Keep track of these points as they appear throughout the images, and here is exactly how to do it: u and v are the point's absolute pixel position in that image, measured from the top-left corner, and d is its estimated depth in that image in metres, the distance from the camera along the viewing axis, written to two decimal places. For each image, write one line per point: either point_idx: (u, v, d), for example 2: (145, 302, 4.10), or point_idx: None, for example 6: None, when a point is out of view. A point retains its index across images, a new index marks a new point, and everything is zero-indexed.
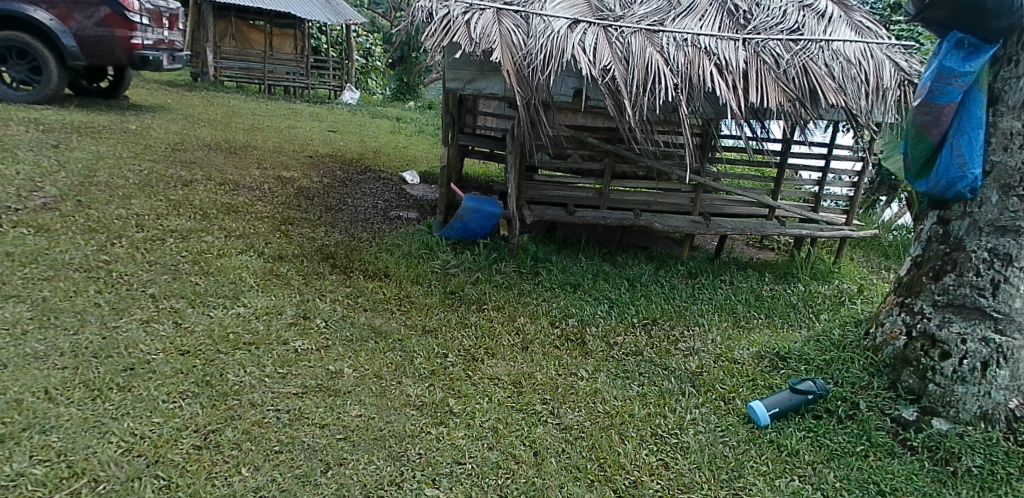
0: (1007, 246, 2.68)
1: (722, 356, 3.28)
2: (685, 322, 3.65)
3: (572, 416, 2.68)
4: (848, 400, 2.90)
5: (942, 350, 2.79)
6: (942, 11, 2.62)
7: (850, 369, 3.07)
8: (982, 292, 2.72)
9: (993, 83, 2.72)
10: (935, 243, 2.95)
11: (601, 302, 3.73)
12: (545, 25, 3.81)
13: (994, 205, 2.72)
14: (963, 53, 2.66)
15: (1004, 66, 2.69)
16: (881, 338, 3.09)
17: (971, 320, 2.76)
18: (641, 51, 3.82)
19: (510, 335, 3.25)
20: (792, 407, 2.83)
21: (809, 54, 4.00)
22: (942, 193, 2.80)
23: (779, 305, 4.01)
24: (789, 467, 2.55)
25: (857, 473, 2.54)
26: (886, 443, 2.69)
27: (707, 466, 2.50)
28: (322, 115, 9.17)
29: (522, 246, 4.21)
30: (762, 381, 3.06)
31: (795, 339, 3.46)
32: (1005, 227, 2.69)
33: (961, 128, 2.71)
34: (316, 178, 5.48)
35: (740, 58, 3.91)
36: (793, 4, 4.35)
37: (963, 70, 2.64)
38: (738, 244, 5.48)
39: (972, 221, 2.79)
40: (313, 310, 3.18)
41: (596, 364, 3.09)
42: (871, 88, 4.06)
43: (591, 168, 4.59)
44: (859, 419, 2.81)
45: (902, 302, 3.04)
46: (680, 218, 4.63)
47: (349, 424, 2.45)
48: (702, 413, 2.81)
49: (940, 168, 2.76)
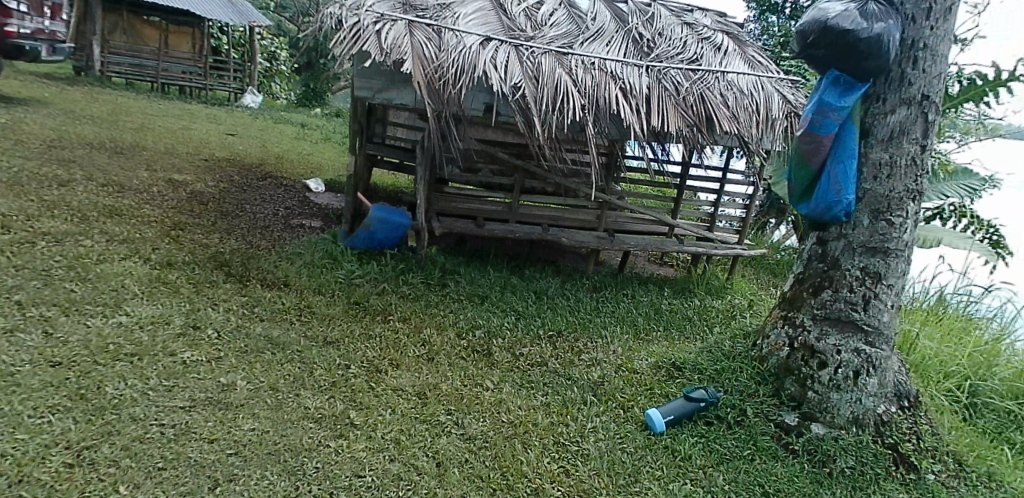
0: (876, 265, 3.00)
1: (623, 366, 3.39)
2: (589, 334, 3.74)
3: (476, 426, 2.67)
4: (736, 407, 3.10)
5: (819, 360, 3.07)
6: (823, 49, 2.86)
7: (739, 378, 3.27)
8: (855, 307, 3.02)
9: (865, 117, 2.99)
10: (814, 262, 3.20)
11: (508, 313, 3.77)
12: (457, 40, 3.84)
13: (865, 228, 3.01)
14: (840, 89, 2.93)
15: (874, 103, 2.97)
16: (766, 349, 3.34)
17: (845, 333, 3.04)
18: (551, 71, 3.93)
19: (416, 346, 3.21)
20: (686, 414, 2.99)
21: (707, 84, 4.27)
22: (821, 216, 3.05)
23: (676, 318, 4.22)
24: (682, 472, 2.71)
25: (744, 476, 2.74)
26: (770, 447, 2.92)
27: (607, 472, 2.59)
28: (221, 118, 8.73)
29: (431, 257, 4.18)
30: (659, 390, 3.19)
31: (690, 350, 3.63)
32: (874, 247, 2.99)
33: (838, 157, 2.97)
34: (212, 183, 5.20)
35: (643, 84, 4.11)
36: (693, 36, 4.64)
37: (839, 104, 2.90)
38: (640, 260, 5.71)
39: (847, 242, 3.05)
40: (204, 319, 3.01)
41: (501, 375, 3.10)
42: (761, 118, 4.38)
43: (500, 182, 4.64)
44: (746, 425, 3.02)
45: (785, 315, 3.29)
46: (585, 234, 4.76)
47: (241, 438, 2.33)
48: (603, 421, 2.90)
49: (819, 193, 3.01)
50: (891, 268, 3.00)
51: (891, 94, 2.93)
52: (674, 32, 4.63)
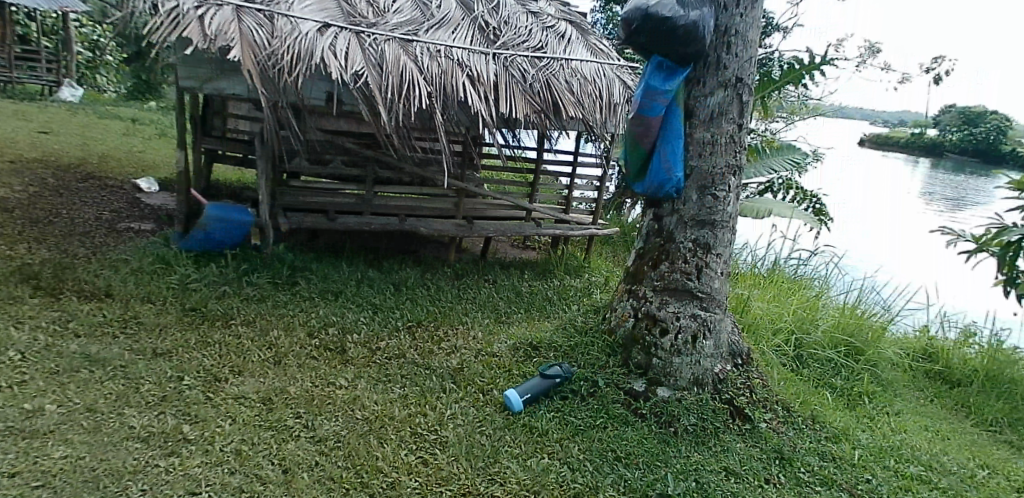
0: (706, 236, 3.24)
1: (482, 351, 3.43)
2: (449, 322, 3.74)
3: (328, 427, 2.58)
4: (588, 379, 3.25)
5: (661, 327, 3.28)
6: (646, 36, 3.02)
7: (591, 352, 3.43)
8: (689, 276, 3.25)
9: (687, 100, 3.21)
10: (652, 237, 3.40)
11: (364, 307, 3.67)
12: (292, 26, 3.65)
13: (694, 203, 3.23)
14: (664, 74, 3.11)
15: (696, 86, 3.19)
16: (614, 321, 3.51)
17: (683, 301, 3.27)
18: (395, 59, 3.85)
19: (261, 350, 3.05)
20: (543, 391, 3.10)
21: (552, 71, 4.39)
22: (655, 193, 3.27)
23: (537, 299, 4.32)
24: (540, 446, 2.80)
25: (597, 444, 2.88)
26: (621, 413, 3.10)
27: (465, 456, 2.60)
28: (33, 114, 7.79)
29: (278, 255, 4.00)
30: (517, 371, 3.26)
31: (546, 329, 3.74)
32: (703, 220, 3.23)
33: (666, 138, 3.17)
34: (18, 187, 4.62)
35: (490, 71, 4.14)
36: (537, 25, 4.74)
37: (664, 88, 3.08)
38: (502, 245, 5.79)
39: (679, 217, 3.27)
40: (4, 341, 2.68)
41: (356, 371, 3.02)
42: (604, 103, 4.59)
43: (352, 173, 4.51)
44: (598, 395, 3.18)
45: (630, 289, 3.49)
46: (444, 222, 4.75)
47: (50, 468, 2.09)
48: (462, 407, 2.91)
49: (652, 172, 3.21)
50: (719, 239, 3.25)
51: (709, 78, 3.17)
52: (519, 20, 4.71)
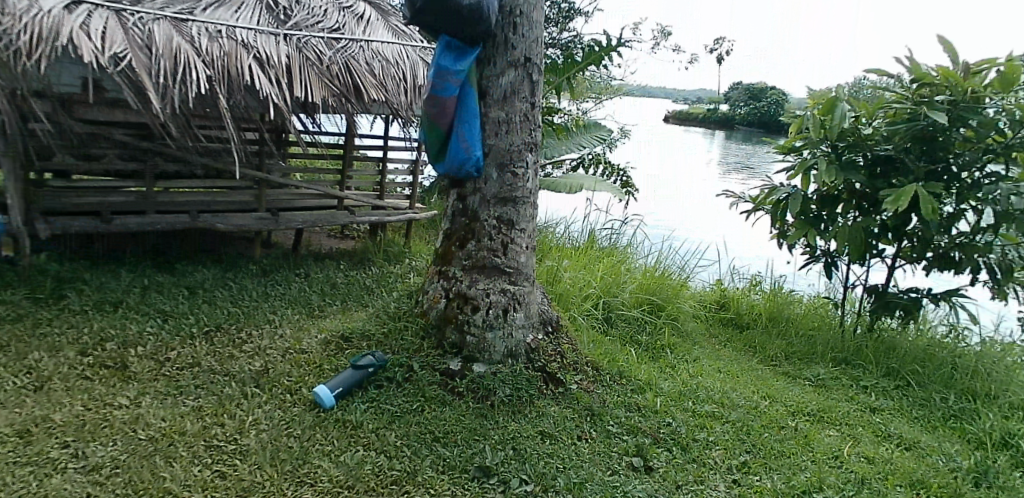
0: (509, 213, 3.34)
1: (291, 349, 3.29)
2: (255, 322, 3.53)
3: (102, 453, 2.35)
4: (404, 365, 3.26)
5: (473, 305, 3.36)
6: (431, 16, 3.01)
7: (405, 337, 3.44)
8: (496, 253, 3.35)
9: (480, 79, 3.26)
10: (458, 217, 3.45)
11: (152, 317, 3.36)
12: (30, 3, 3.20)
13: (495, 181, 3.31)
14: (454, 54, 3.14)
15: (487, 66, 3.25)
16: (427, 304, 3.56)
17: (492, 277, 3.37)
18: (166, 40, 3.52)
19: (17, 377, 2.73)
20: (355, 383, 3.04)
21: (351, 52, 4.25)
22: (456, 173, 3.27)
23: (354, 289, 4.21)
24: (354, 440, 2.75)
25: (415, 428, 2.90)
26: (439, 394, 3.13)
27: (271, 463, 2.47)
28: None
29: (38, 266, 3.66)
30: (328, 365, 3.17)
31: (359, 318, 3.69)
32: (505, 198, 3.33)
33: (462, 117, 3.19)
34: None
35: (281, 53, 3.93)
36: (333, 4, 4.57)
37: (455, 68, 3.11)
38: (319, 236, 5.58)
39: (482, 196, 3.34)
40: None
41: (139, 388, 2.79)
42: (409, 85, 4.56)
43: (130, 170, 4.12)
44: (414, 380, 3.19)
45: (440, 271, 3.54)
46: (246, 216, 4.47)
47: None
48: (266, 411, 2.79)
49: (451, 152, 3.22)
50: (522, 214, 3.37)
51: (499, 58, 3.23)
52: None
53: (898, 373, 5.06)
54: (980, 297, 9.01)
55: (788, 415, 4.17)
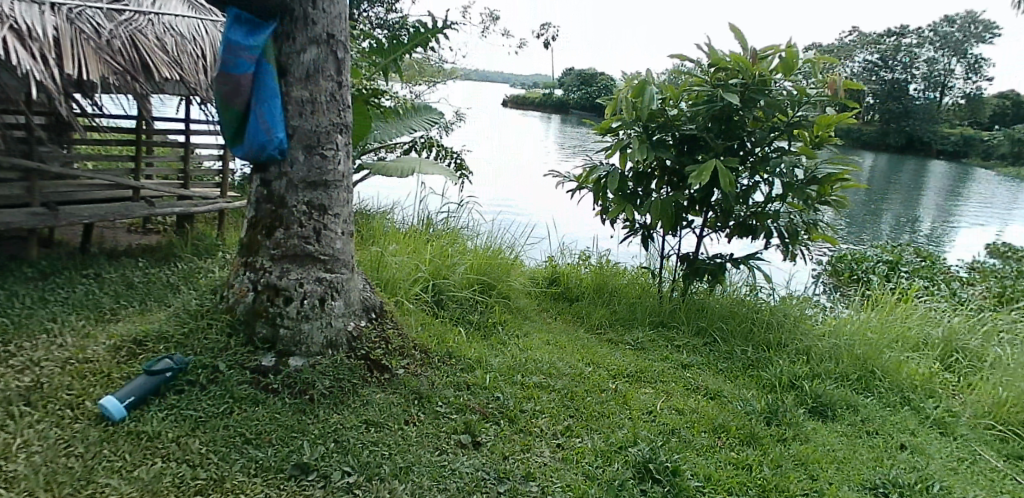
0: (320, 197, 3.33)
1: (72, 359, 3.05)
2: (27, 332, 3.23)
3: None
4: (208, 366, 3.12)
5: (285, 296, 3.31)
6: None
7: (209, 335, 3.29)
8: (308, 240, 3.33)
9: (279, 57, 3.20)
10: (263, 203, 3.36)
11: None
12: None
13: (303, 163, 3.28)
14: (245, 30, 3.09)
15: (285, 41, 3.20)
16: (233, 299, 3.43)
17: (305, 266, 3.35)
18: None
19: None
20: (150, 391, 2.89)
21: (135, 27, 4.33)
22: (258, 156, 3.20)
23: (155, 287, 3.92)
24: (151, 451, 2.60)
25: (224, 433, 2.78)
26: (250, 394, 3.03)
27: (45, 487, 2.31)
28: None
29: None
30: (117, 373, 2.98)
31: (155, 320, 3.48)
32: (315, 182, 3.31)
33: (262, 97, 3.13)
34: None
35: (49, 24, 3.78)
36: None
37: (248, 45, 3.06)
38: (116, 233, 5.12)
39: (289, 179, 3.29)
40: None
41: None
42: (202, 62, 4.79)
43: None
44: (221, 380, 3.06)
45: (245, 262, 3.41)
46: (17, 212, 4.01)
47: None
48: (40, 431, 2.59)
49: (251, 133, 3.14)
50: (334, 199, 3.38)
51: (299, 34, 3.20)
52: None
53: (706, 331, 5.59)
54: (777, 260, 10.20)
55: (609, 378, 4.44)
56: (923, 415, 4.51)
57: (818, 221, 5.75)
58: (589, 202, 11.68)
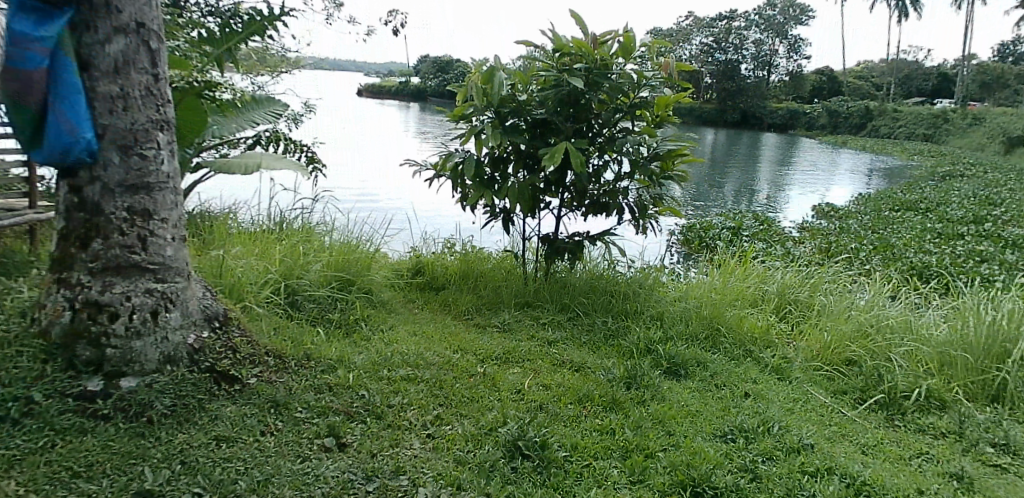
0: (142, 202, 3.12)
1: None
2: None
3: None
4: (20, 398, 2.83)
5: (109, 313, 3.09)
6: None
7: (19, 363, 2.98)
8: (133, 249, 3.12)
9: (80, 48, 2.94)
10: (73, 213, 3.07)
11: None
12: None
13: (118, 165, 3.05)
14: (34, 19, 2.81)
15: (85, 32, 2.94)
16: (45, 321, 3.12)
17: (131, 278, 3.14)
18: None
19: None
20: None
21: None
22: (62, 160, 2.89)
23: None
24: None
25: (46, 469, 2.54)
26: (76, 423, 2.81)
27: None
28: None
29: None
30: None
31: None
32: (134, 185, 3.09)
33: (60, 94, 2.86)
34: None
35: None
36: None
37: (37, 34, 2.78)
38: None
39: (103, 184, 3.04)
40: None
41: None
42: None
43: None
44: (38, 413, 2.80)
45: (58, 278, 3.12)
46: None
47: None
48: None
49: (51, 135, 2.83)
50: (160, 203, 3.19)
51: (101, 23, 2.96)
52: None
53: (569, 307, 5.82)
54: (634, 234, 10.77)
55: (477, 363, 4.49)
56: (762, 365, 4.99)
57: (664, 195, 6.11)
58: (447, 187, 11.98)
